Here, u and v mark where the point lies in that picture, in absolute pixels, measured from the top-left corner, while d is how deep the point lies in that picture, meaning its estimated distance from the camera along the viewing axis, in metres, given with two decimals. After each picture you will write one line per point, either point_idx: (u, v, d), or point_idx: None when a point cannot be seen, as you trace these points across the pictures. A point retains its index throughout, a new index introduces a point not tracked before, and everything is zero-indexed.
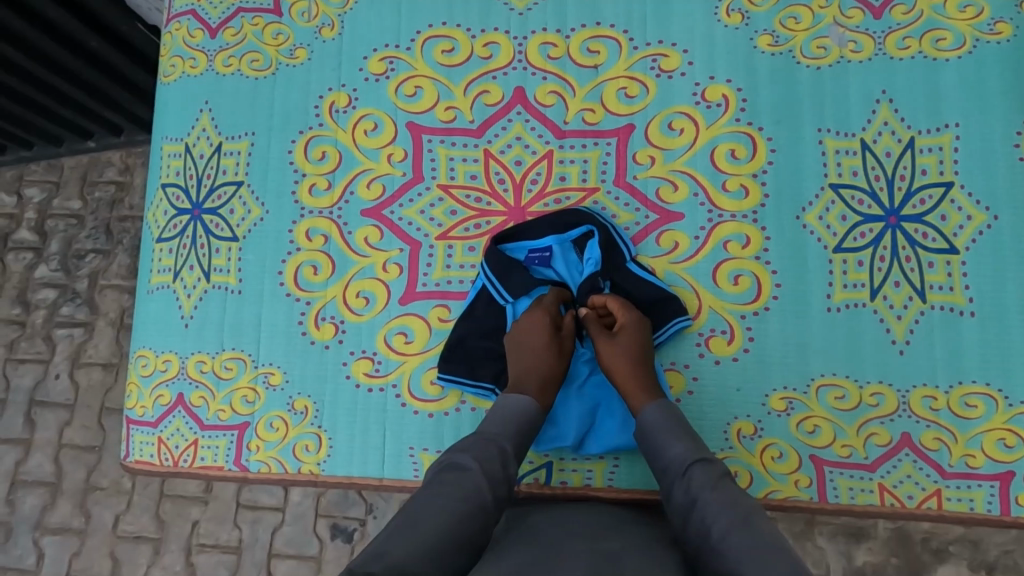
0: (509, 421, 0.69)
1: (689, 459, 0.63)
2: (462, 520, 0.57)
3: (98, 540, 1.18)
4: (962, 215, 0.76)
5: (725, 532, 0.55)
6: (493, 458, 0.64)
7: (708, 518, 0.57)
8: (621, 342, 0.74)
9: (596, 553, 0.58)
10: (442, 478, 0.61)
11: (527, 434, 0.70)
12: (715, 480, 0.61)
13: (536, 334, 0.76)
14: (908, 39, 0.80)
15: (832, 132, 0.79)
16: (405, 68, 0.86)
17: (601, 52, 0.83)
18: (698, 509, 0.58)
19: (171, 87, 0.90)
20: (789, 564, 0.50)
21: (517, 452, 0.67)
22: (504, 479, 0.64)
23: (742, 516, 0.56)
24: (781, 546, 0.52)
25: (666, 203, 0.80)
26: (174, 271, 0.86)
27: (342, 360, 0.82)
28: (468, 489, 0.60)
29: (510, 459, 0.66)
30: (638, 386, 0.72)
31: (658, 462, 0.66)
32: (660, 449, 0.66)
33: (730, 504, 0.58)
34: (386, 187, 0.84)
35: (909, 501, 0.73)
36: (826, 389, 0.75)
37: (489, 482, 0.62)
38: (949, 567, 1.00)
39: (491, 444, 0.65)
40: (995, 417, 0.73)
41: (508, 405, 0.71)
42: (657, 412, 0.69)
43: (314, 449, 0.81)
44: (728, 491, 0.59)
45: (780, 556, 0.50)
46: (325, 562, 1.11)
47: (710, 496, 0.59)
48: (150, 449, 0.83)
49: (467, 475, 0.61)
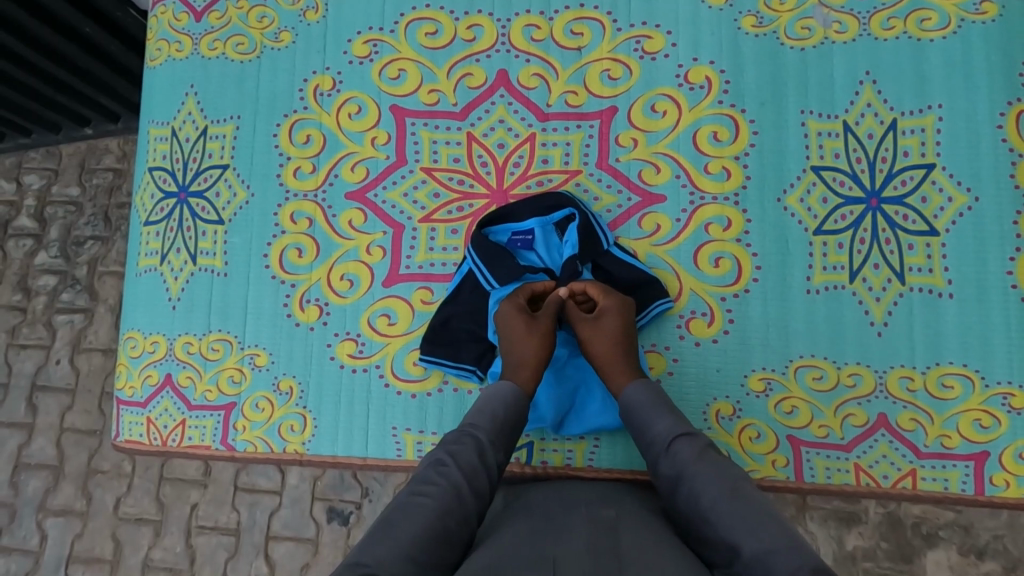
0: (484, 410, 0.68)
1: (674, 433, 0.62)
2: (439, 517, 0.56)
3: (100, 522, 1.20)
4: (944, 197, 0.76)
5: (715, 501, 0.55)
6: (468, 449, 0.63)
7: (697, 488, 0.57)
8: (608, 324, 0.73)
9: (597, 521, 0.59)
10: (417, 479, 0.60)
11: (506, 420, 0.68)
12: (702, 450, 0.60)
13: (513, 322, 0.75)
14: (893, 19, 0.79)
15: (815, 114, 0.79)
16: (389, 50, 0.86)
17: (585, 34, 0.83)
18: (687, 482, 0.58)
19: (157, 70, 0.91)
20: (778, 526, 0.51)
21: (496, 438, 0.66)
22: (484, 469, 0.62)
23: (730, 485, 0.56)
24: (769, 512, 0.53)
25: (648, 185, 0.80)
26: (161, 254, 0.87)
27: (327, 341, 0.83)
28: (445, 484, 0.59)
29: (488, 449, 0.64)
30: (622, 368, 0.72)
31: (646, 438, 0.65)
32: (645, 425, 0.66)
33: (717, 473, 0.57)
34: (370, 170, 0.85)
35: (884, 481, 0.74)
36: (803, 369, 0.75)
37: (466, 475, 0.61)
38: (939, 552, 1.00)
39: (464, 435, 0.64)
40: (971, 398, 0.73)
41: (485, 397, 0.70)
42: (643, 390, 0.68)
43: (299, 429, 0.82)
44: (714, 461, 0.59)
45: (769, 520, 0.52)
46: (322, 544, 1.12)
47: (698, 468, 0.58)
48: (139, 429, 0.85)
49: (444, 470, 0.60)
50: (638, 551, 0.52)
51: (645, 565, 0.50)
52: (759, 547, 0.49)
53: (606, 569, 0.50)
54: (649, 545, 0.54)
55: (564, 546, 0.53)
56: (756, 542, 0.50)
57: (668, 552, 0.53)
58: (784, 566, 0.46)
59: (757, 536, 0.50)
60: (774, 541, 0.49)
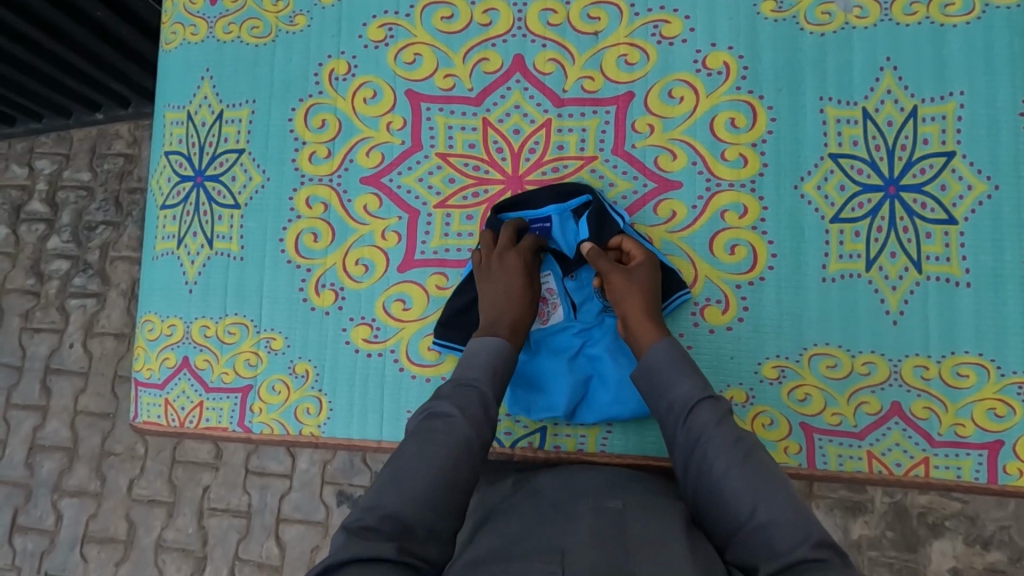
0: (485, 362, 0.68)
1: (696, 398, 0.62)
2: (450, 464, 0.57)
3: (114, 502, 1.21)
4: (963, 185, 0.76)
5: (728, 468, 0.56)
6: (472, 401, 0.63)
7: (713, 454, 0.57)
8: (640, 276, 0.73)
9: (605, 509, 0.59)
10: (427, 426, 0.60)
11: (504, 374, 0.68)
12: (721, 418, 0.60)
13: (514, 277, 0.75)
14: (915, 4, 0.78)
15: (833, 101, 0.79)
16: (404, 34, 0.85)
17: (602, 18, 0.82)
18: (702, 447, 0.58)
19: (172, 53, 0.91)
20: (785, 495, 0.53)
21: (496, 391, 0.66)
22: (488, 420, 0.63)
23: (745, 453, 0.57)
24: (780, 481, 0.55)
25: (664, 171, 0.80)
26: (178, 237, 0.88)
27: (342, 326, 0.83)
28: (454, 433, 0.59)
29: (490, 401, 0.65)
30: (652, 325, 0.69)
31: (664, 401, 0.64)
32: (665, 387, 0.64)
33: (733, 441, 0.58)
34: (385, 155, 0.85)
35: (896, 469, 0.74)
36: (817, 357, 0.76)
37: (473, 425, 0.61)
38: (944, 541, 1.00)
39: (469, 388, 0.64)
40: (986, 387, 0.73)
41: (473, 350, 0.69)
42: (667, 351, 0.66)
43: (314, 412, 0.83)
44: (733, 428, 0.59)
45: (780, 492, 0.53)
46: (332, 527, 1.13)
47: (717, 435, 0.58)
48: (157, 410, 0.86)
49: (451, 421, 0.60)
50: (648, 543, 0.52)
51: (650, 560, 0.50)
52: (771, 515, 0.52)
53: (610, 559, 0.49)
54: (656, 535, 0.54)
55: (570, 535, 0.54)
56: (767, 509, 0.52)
57: (675, 542, 0.53)
58: (784, 542, 0.50)
59: (769, 503, 0.52)
60: (783, 509, 0.52)
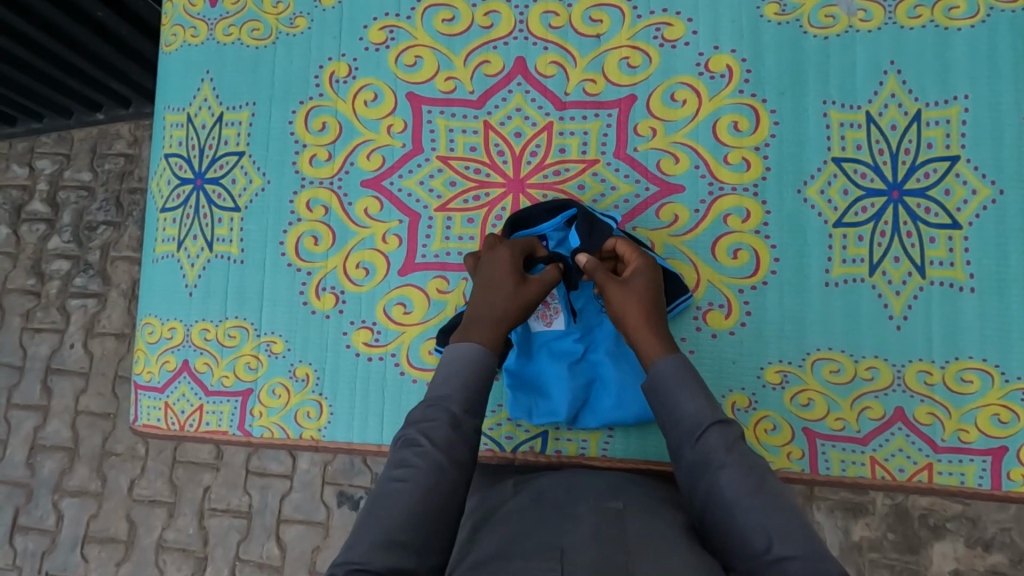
0: (453, 376, 0.64)
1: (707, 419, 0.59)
2: (420, 500, 0.54)
3: (114, 503, 1.21)
4: (967, 190, 0.75)
5: (740, 497, 0.54)
6: (441, 424, 0.60)
7: (725, 482, 0.55)
8: (637, 282, 0.70)
9: (606, 511, 0.59)
10: (399, 458, 0.58)
11: (477, 386, 0.64)
12: (732, 442, 0.58)
13: (504, 281, 0.70)
14: (919, 7, 0.78)
15: (836, 104, 0.78)
16: (405, 36, 0.85)
17: (604, 20, 0.82)
18: (713, 472, 0.56)
19: (173, 56, 0.90)
20: (802, 527, 0.52)
21: (467, 404, 0.62)
22: (462, 439, 0.60)
23: (758, 481, 0.55)
24: (794, 512, 0.54)
25: (666, 175, 0.80)
26: (178, 240, 0.88)
27: (342, 330, 0.83)
28: (423, 466, 0.56)
29: (463, 418, 0.61)
30: (655, 336, 0.66)
31: (671, 418, 0.61)
32: (673, 405, 0.61)
33: (745, 467, 0.56)
34: (385, 158, 0.84)
35: (899, 474, 0.74)
36: (820, 362, 0.75)
37: (444, 451, 0.58)
38: (946, 544, 1.00)
39: (436, 409, 0.61)
40: (990, 393, 0.73)
41: (449, 360, 0.65)
42: (675, 365, 0.63)
43: (315, 415, 0.82)
44: (744, 454, 0.57)
45: (795, 525, 0.52)
46: (333, 527, 1.13)
47: (729, 461, 0.56)
48: (157, 414, 0.86)
49: (421, 451, 0.57)
50: (648, 543, 0.52)
51: (650, 560, 0.50)
52: (788, 549, 0.50)
53: (608, 559, 0.49)
54: (656, 537, 0.54)
55: (569, 535, 0.53)
56: (784, 543, 0.51)
57: (675, 544, 0.53)
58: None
59: (786, 537, 0.51)
60: (800, 543, 0.51)
